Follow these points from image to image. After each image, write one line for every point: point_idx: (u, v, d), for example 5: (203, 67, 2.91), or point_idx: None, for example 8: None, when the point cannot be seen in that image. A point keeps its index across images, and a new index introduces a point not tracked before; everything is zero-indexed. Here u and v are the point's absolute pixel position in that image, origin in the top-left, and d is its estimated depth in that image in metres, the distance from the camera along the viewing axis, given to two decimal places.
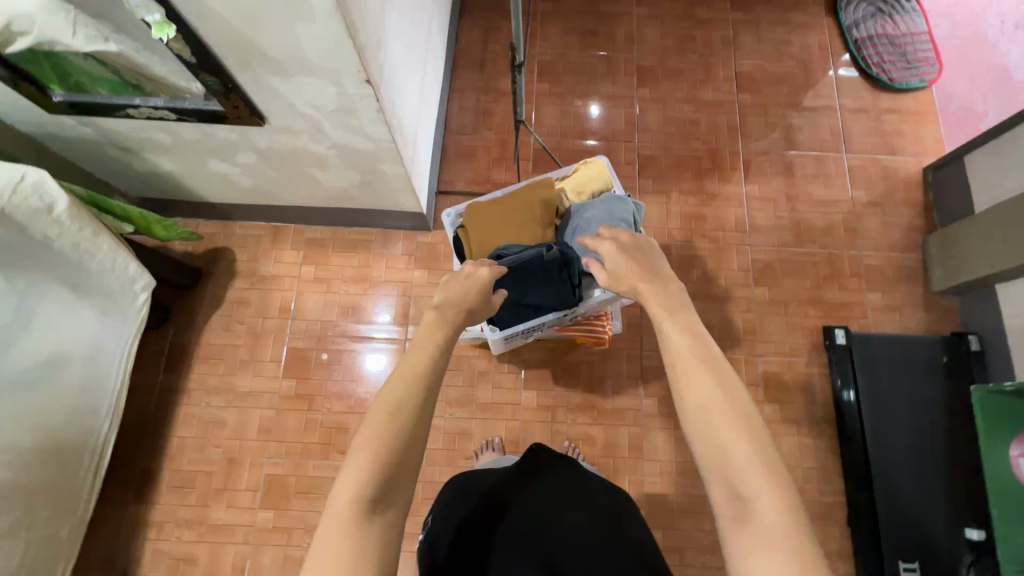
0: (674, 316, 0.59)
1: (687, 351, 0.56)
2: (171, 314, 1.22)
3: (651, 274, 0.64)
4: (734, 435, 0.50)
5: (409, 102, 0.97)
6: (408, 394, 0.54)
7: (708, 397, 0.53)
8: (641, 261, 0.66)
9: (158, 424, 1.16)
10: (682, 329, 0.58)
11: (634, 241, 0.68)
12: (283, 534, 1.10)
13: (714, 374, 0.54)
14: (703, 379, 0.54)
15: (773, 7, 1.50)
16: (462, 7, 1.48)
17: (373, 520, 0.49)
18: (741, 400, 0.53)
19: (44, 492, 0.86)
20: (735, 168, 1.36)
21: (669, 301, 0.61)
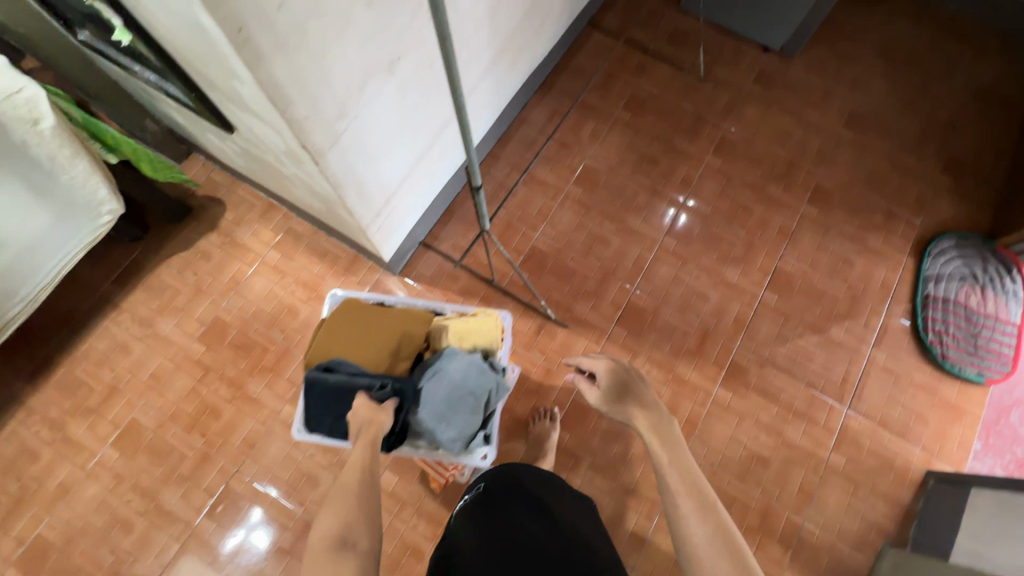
0: (663, 439, 0.64)
1: (676, 475, 0.59)
2: (146, 237, 1.30)
3: (644, 404, 0.72)
4: (708, 548, 0.52)
5: (399, 164, 0.95)
6: (360, 461, 0.57)
7: (694, 521, 0.54)
8: (631, 394, 0.74)
9: (79, 324, 1.23)
10: (668, 453, 0.62)
11: (626, 372, 0.79)
12: (114, 478, 1.13)
13: (698, 499, 0.56)
14: (688, 501, 0.56)
15: (853, 220, 1.34)
16: (544, 82, 1.47)
17: (345, 551, 0.47)
18: (730, 532, 0.53)
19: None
20: (718, 364, 1.23)
21: (654, 426, 0.67)
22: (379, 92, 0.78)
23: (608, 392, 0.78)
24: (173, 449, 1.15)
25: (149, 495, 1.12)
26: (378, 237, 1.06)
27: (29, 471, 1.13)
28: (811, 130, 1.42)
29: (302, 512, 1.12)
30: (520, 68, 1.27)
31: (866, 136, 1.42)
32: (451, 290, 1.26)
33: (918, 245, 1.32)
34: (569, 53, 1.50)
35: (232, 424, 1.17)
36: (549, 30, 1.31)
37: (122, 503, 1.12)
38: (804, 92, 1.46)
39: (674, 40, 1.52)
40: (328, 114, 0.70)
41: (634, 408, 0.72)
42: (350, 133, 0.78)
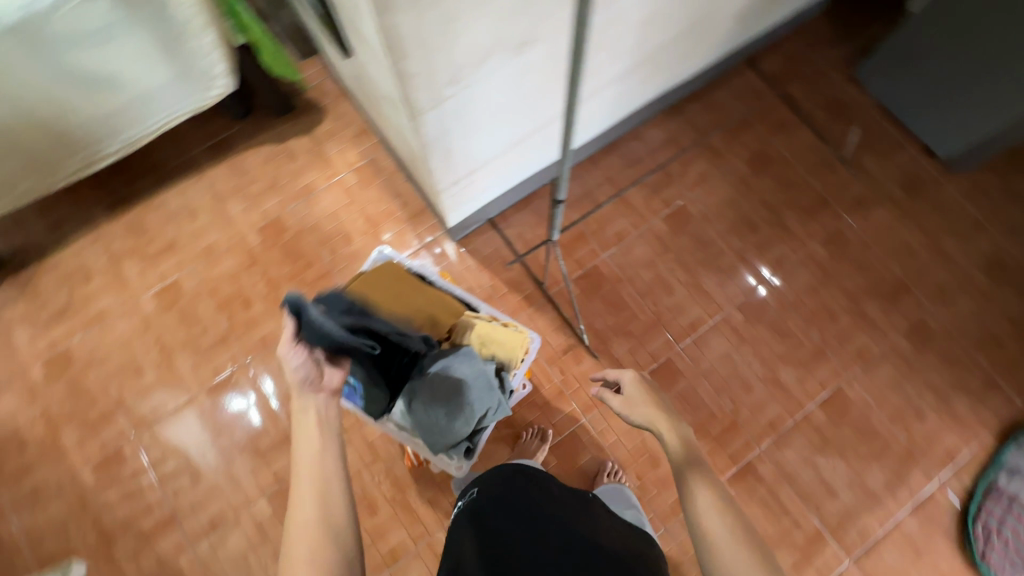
0: (689, 455, 0.71)
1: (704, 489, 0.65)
2: (247, 118, 1.35)
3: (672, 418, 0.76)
4: (735, 556, 0.59)
5: (493, 142, 0.92)
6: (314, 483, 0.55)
7: (719, 527, 0.61)
8: (658, 407, 0.78)
9: (164, 176, 1.32)
10: (698, 466, 0.69)
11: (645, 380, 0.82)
12: (146, 324, 1.23)
13: (723, 507, 0.63)
14: (714, 513, 0.63)
15: (944, 372, 1.20)
16: (673, 105, 1.38)
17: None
18: (748, 525, 0.62)
19: (20, 150, 1.04)
20: (732, 458, 1.14)
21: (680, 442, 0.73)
22: (499, 70, 0.75)
23: (628, 392, 0.80)
24: (202, 319, 1.23)
25: (166, 351, 1.21)
26: (448, 203, 1.05)
27: (81, 288, 1.25)
28: (939, 259, 1.26)
29: (285, 424, 1.17)
30: (654, 85, 1.20)
31: (1000, 289, 1.24)
32: (498, 277, 1.23)
33: (1004, 428, 1.16)
34: (711, 84, 1.39)
35: (257, 319, 1.23)
36: (700, 56, 1.21)
37: (142, 349, 1.22)
38: (950, 215, 1.29)
39: (829, 109, 1.37)
40: (439, 77, 0.69)
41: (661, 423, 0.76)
42: (454, 99, 0.76)
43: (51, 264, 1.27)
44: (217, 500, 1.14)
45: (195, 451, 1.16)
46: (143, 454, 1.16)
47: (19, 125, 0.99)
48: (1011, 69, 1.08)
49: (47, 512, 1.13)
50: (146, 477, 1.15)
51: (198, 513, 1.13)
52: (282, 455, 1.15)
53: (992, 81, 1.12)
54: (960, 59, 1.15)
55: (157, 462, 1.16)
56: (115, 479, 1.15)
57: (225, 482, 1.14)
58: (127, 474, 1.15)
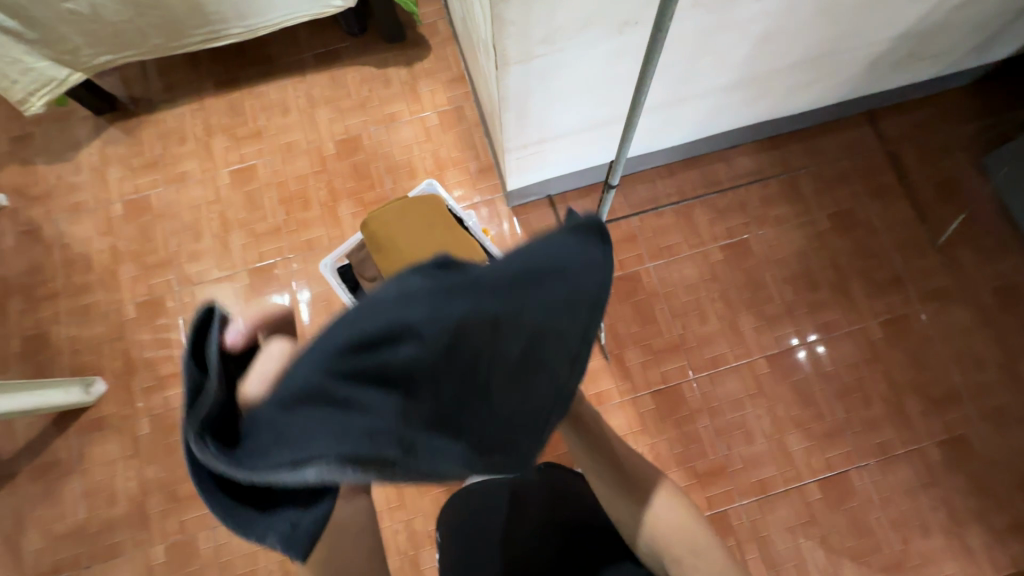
0: (595, 439, 0.65)
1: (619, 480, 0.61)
2: (358, 36, 1.41)
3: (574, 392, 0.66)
4: (678, 527, 0.58)
5: (571, 118, 0.93)
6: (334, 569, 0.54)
7: (655, 507, 0.59)
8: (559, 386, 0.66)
9: (271, 69, 1.41)
10: (608, 455, 0.64)
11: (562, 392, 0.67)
12: (217, 196, 1.34)
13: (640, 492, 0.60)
14: (630, 502, 0.60)
15: (969, 497, 1.10)
16: (772, 139, 1.31)
17: None
18: (675, 495, 0.60)
19: (157, 11, 1.14)
20: (709, 502, 1.11)
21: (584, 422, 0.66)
22: (596, 43, 0.74)
23: None
24: (264, 207, 1.32)
25: (226, 226, 1.32)
26: (512, 165, 1.07)
27: (173, 148, 1.37)
28: (1009, 381, 1.15)
29: (306, 323, 1.25)
30: (756, 110, 1.14)
31: None
32: None
33: None
34: (820, 128, 1.31)
35: (311, 222, 1.30)
36: (815, 94, 1.14)
37: (207, 218, 1.33)
38: None
39: (940, 189, 1.26)
40: (534, 31, 0.69)
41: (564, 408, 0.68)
42: (542, 61, 0.76)
43: (156, 119, 1.39)
44: None
45: None
46: (180, 309, 1.28)
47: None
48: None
49: (90, 330, 1.27)
50: (176, 330, 1.27)
51: None
52: None
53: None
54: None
55: (189, 319, 1.27)
56: (151, 322, 1.27)
57: None
58: (162, 322, 1.27)
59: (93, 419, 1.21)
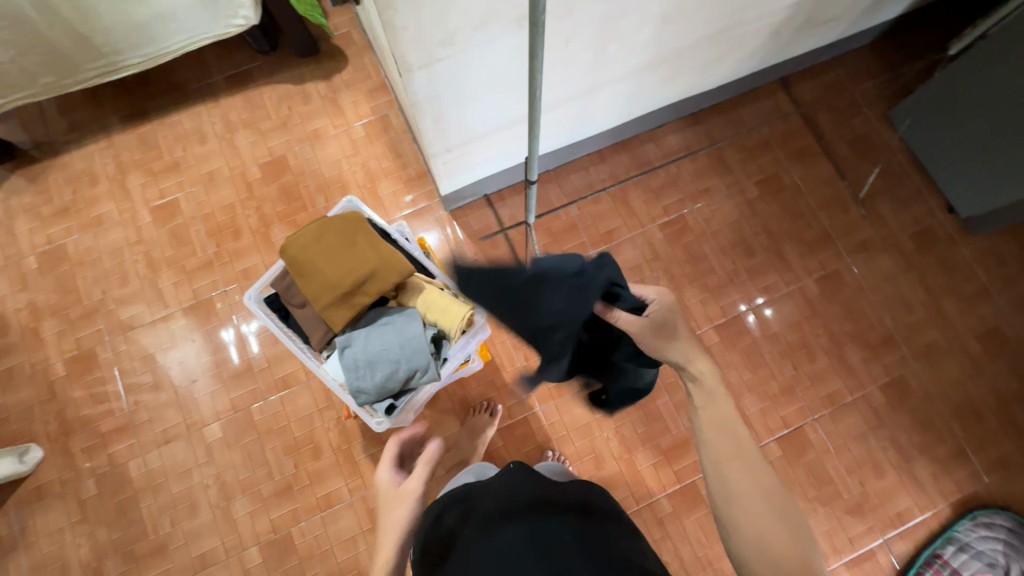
0: (717, 421, 0.64)
1: (730, 464, 0.60)
2: (270, 54, 1.36)
3: (700, 370, 0.66)
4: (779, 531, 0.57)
5: (489, 116, 0.92)
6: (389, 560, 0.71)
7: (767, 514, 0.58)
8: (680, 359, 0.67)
9: (181, 97, 1.34)
10: (726, 443, 0.62)
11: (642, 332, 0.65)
12: (139, 236, 1.27)
13: (760, 493, 0.59)
14: (747, 498, 0.59)
15: (914, 433, 1.16)
16: (695, 115, 1.34)
17: None
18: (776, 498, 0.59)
19: (40, 47, 1.06)
20: (677, 475, 1.14)
21: (712, 405, 0.65)
22: (499, 39, 0.74)
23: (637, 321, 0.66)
24: (192, 242, 1.26)
25: (153, 267, 1.25)
26: (441, 169, 1.05)
27: (84, 191, 1.29)
28: (937, 319, 1.22)
29: (252, 357, 1.20)
30: (674, 88, 1.16)
31: (992, 362, 1.19)
32: (483, 254, 1.24)
33: (963, 502, 1.13)
34: (739, 100, 1.35)
35: (243, 252, 1.25)
36: (729, 67, 1.17)
37: (131, 260, 1.26)
38: (958, 276, 1.24)
39: (855, 146, 1.32)
40: (431, 34, 0.68)
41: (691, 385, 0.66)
42: (446, 62, 0.75)
43: (62, 162, 1.31)
44: (173, 417, 1.18)
45: (162, 366, 1.20)
46: (114, 360, 1.21)
47: (42, 20, 1.02)
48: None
49: (17, 395, 1.19)
50: (112, 383, 1.20)
51: (154, 426, 1.17)
52: (243, 385, 1.19)
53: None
54: (1001, 115, 1.08)
55: (125, 369, 1.21)
56: (84, 378, 1.20)
57: (185, 401, 1.19)
58: (95, 377, 1.20)
59: (32, 488, 1.14)
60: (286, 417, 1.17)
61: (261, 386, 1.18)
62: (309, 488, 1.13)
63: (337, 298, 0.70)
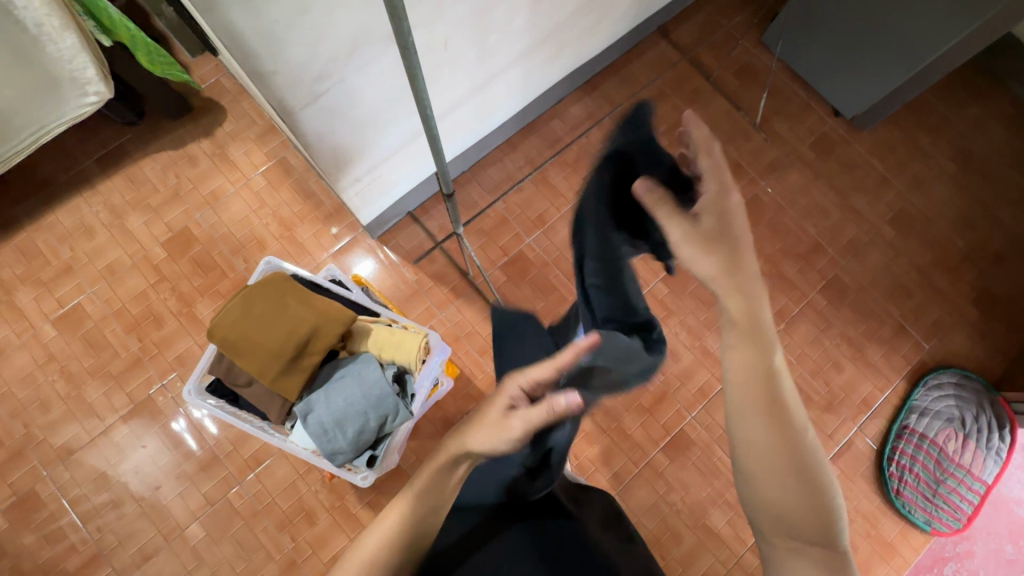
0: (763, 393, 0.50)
1: (759, 433, 0.50)
2: (138, 123, 1.26)
3: (760, 336, 0.51)
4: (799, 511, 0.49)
5: (390, 133, 0.89)
6: (393, 530, 0.55)
7: (792, 496, 0.49)
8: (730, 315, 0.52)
9: (51, 194, 1.22)
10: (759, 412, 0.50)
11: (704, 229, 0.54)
12: (47, 354, 1.15)
13: (804, 473, 0.48)
14: (774, 472, 0.49)
15: (858, 324, 1.25)
16: (590, 82, 1.36)
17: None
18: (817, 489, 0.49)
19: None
20: (666, 428, 1.18)
21: (759, 370, 0.50)
22: (375, 59, 0.71)
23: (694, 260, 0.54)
24: (110, 344, 1.16)
25: (74, 381, 1.14)
26: (355, 200, 1.02)
27: None
28: (852, 216, 1.31)
29: (214, 443, 1.13)
30: (564, 62, 1.17)
31: (906, 242, 1.30)
32: (423, 271, 1.22)
33: (914, 372, 1.24)
34: (627, 57, 1.38)
35: (171, 338, 1.17)
36: (608, 29, 1.19)
37: (47, 381, 1.14)
38: (859, 173, 1.34)
39: (741, 76, 1.39)
40: (303, 72, 0.65)
41: (737, 341, 0.51)
42: (327, 96, 0.71)
43: None
44: (146, 530, 1.09)
45: (117, 482, 1.11)
46: (61, 492, 1.10)
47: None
48: (902, 21, 1.09)
49: None
50: (66, 517, 1.09)
51: (127, 547, 1.08)
52: (212, 476, 1.11)
53: (889, 33, 1.13)
54: (857, 12, 1.15)
55: (76, 498, 1.10)
56: (32, 521, 1.09)
57: (154, 510, 1.10)
58: (45, 515, 1.09)
59: None
60: (269, 493, 1.11)
61: (233, 470, 1.12)
62: (313, 556, 1.09)
63: (284, 367, 0.66)
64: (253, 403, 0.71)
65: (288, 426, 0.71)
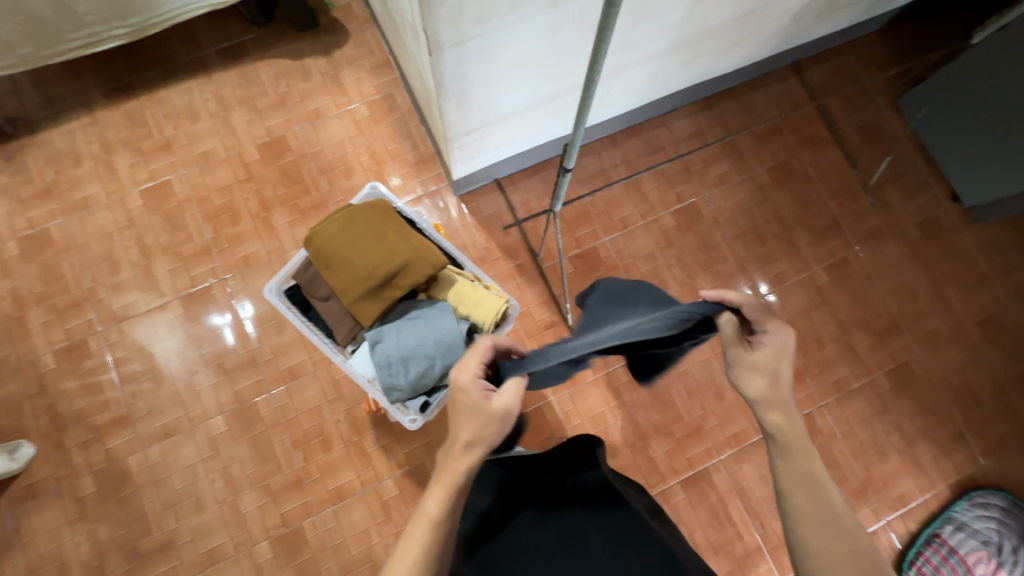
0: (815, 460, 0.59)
1: (797, 482, 0.56)
2: (265, 26, 1.28)
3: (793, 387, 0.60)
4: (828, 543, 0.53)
5: (514, 96, 0.87)
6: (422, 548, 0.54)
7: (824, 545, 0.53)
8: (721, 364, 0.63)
9: (169, 71, 1.26)
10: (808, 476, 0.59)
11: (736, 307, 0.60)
12: (128, 220, 1.20)
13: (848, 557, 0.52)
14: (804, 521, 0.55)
15: (917, 418, 1.19)
16: (708, 100, 1.32)
17: None
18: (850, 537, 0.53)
19: (17, 14, 0.98)
20: (690, 462, 1.15)
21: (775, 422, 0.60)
22: (532, 18, 0.70)
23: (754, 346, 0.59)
24: (187, 227, 1.20)
25: (146, 252, 1.19)
26: (457, 154, 1.02)
27: (68, 171, 1.22)
28: (941, 307, 1.24)
29: (255, 347, 1.16)
30: (694, 71, 1.14)
31: (992, 349, 1.23)
32: (494, 241, 1.21)
33: (960, 483, 1.17)
34: (752, 84, 1.33)
35: (243, 237, 1.20)
36: (747, 50, 1.15)
37: (122, 245, 1.19)
38: (961, 265, 1.26)
39: (865, 133, 1.32)
40: (466, 11, 0.64)
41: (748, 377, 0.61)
42: (476, 42, 0.71)
43: (41, 141, 1.23)
44: (175, 409, 1.13)
45: (160, 357, 1.15)
46: (108, 350, 1.15)
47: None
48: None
49: (3, 388, 1.13)
50: (106, 373, 1.14)
51: (153, 419, 1.13)
52: (246, 377, 1.14)
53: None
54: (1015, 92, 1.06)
55: (120, 360, 1.15)
56: (76, 368, 1.14)
57: (186, 393, 1.14)
58: (89, 367, 1.14)
59: (25, 486, 1.09)
60: (293, 409, 1.13)
61: (267, 377, 1.14)
62: (319, 481, 1.11)
63: (367, 292, 0.67)
64: (325, 318, 0.72)
65: (351, 351, 0.73)
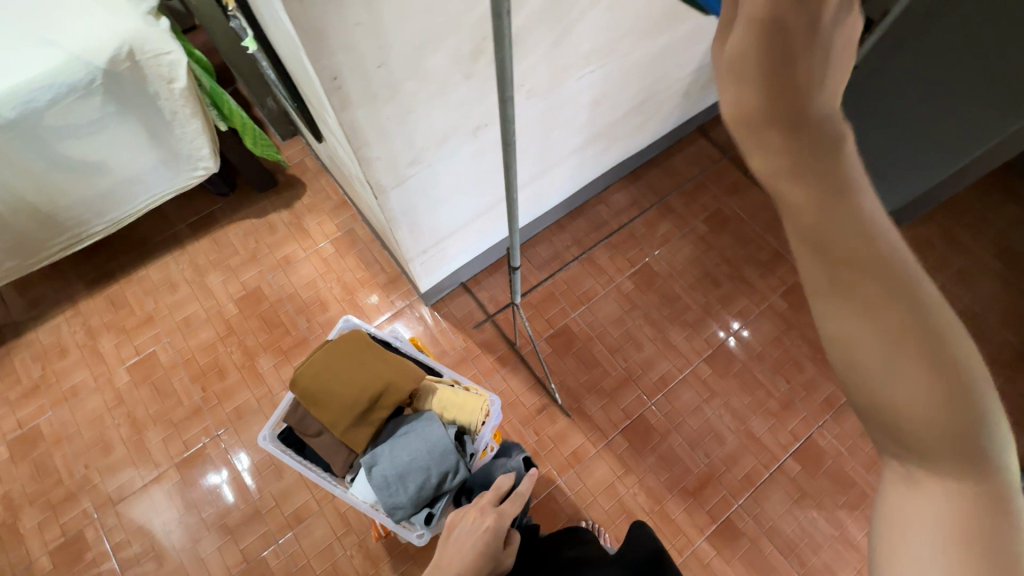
0: (906, 509, 0.28)
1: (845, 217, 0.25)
2: (230, 195, 1.42)
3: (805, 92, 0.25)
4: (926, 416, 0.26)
5: (459, 211, 0.98)
6: None
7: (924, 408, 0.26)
8: (839, 155, 0.25)
9: (146, 252, 1.36)
10: (947, 514, 0.27)
11: None
12: (117, 398, 1.23)
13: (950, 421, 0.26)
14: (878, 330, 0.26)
15: None
16: (633, 173, 1.48)
17: None
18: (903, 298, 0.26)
19: (5, 235, 1.09)
20: (711, 514, 1.14)
21: (924, 327, 0.25)
22: (458, 151, 0.82)
23: None
24: (175, 391, 1.23)
25: (137, 426, 1.21)
26: (419, 270, 1.11)
27: (55, 364, 1.26)
28: None
29: (257, 498, 1.14)
30: (613, 155, 1.29)
31: None
32: (471, 338, 1.27)
33: None
34: (667, 152, 1.50)
35: (231, 390, 1.23)
36: (652, 129, 1.32)
37: (113, 424, 1.21)
38: None
39: None
40: (401, 158, 0.76)
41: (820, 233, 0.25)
42: (414, 178, 0.82)
43: (27, 341, 1.28)
44: None
45: (161, 529, 1.13)
46: (106, 537, 1.12)
47: (6, 211, 1.04)
48: None
49: None
50: (106, 561, 1.11)
51: None
52: (251, 531, 1.12)
53: None
54: None
55: (119, 544, 1.12)
56: (74, 564, 1.10)
57: (191, 562, 1.10)
58: (87, 560, 1.11)
59: None
60: (304, 554, 1.10)
61: (272, 527, 1.12)
62: None
63: (357, 419, 0.72)
64: (320, 452, 0.75)
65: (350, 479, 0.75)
